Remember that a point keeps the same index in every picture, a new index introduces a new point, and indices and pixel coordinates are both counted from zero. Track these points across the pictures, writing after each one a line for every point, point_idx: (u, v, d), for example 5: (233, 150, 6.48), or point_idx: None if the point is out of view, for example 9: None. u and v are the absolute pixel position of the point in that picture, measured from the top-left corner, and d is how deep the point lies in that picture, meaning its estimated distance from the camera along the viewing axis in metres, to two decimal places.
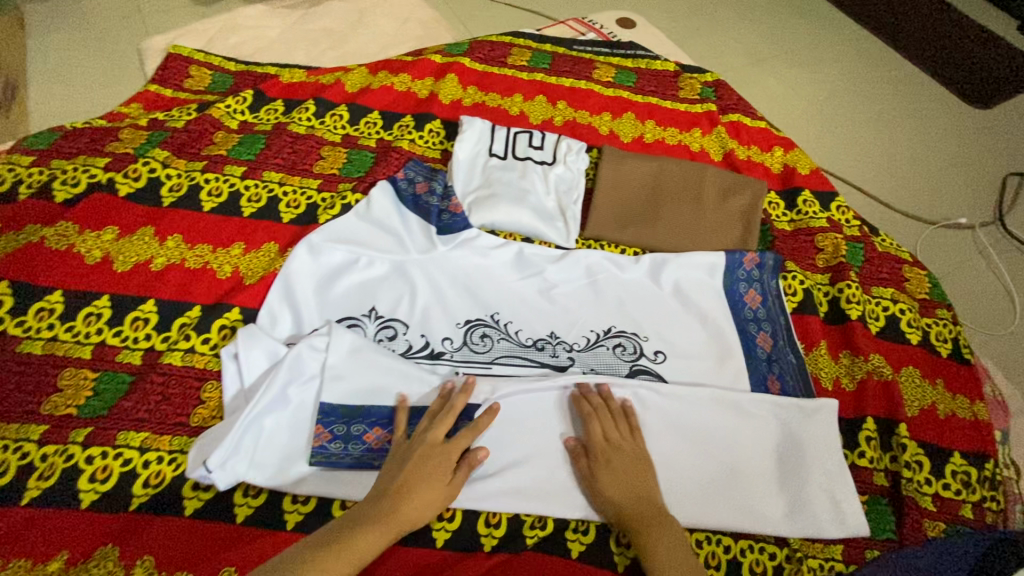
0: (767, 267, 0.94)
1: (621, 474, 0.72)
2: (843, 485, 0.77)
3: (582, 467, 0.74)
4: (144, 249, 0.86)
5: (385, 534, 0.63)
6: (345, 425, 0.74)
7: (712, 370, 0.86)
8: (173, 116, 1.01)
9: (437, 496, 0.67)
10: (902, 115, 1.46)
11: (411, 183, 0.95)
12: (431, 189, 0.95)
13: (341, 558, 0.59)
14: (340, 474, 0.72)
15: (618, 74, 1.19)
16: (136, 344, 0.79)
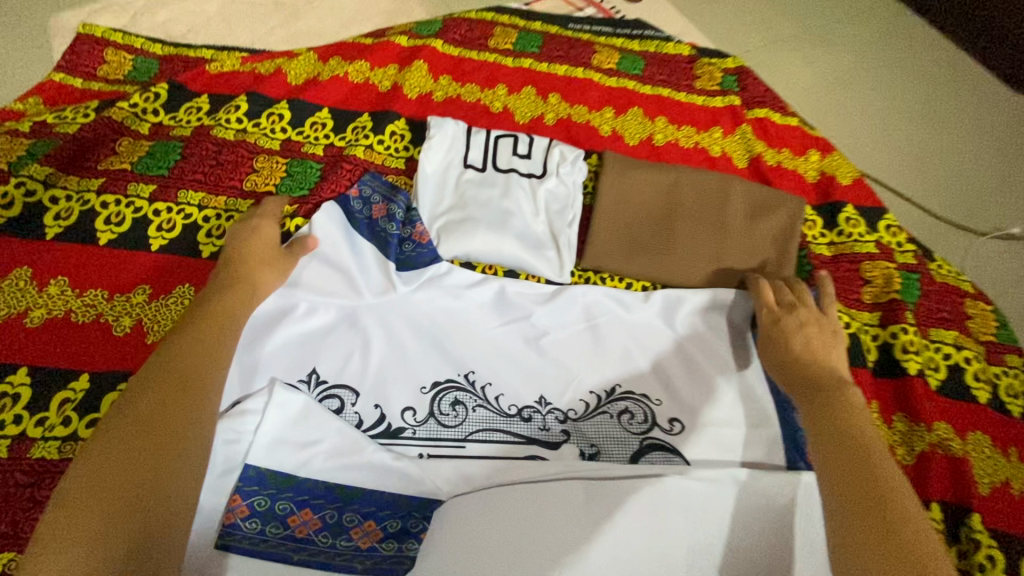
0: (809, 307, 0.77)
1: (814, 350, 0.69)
2: None
3: (771, 321, 0.72)
4: (20, 299, 0.67)
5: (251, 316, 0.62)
6: (268, 501, 0.59)
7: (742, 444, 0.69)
8: (66, 118, 0.80)
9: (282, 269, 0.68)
10: (950, 102, 1.26)
11: (366, 204, 0.76)
12: (390, 211, 0.75)
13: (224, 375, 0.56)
14: None
15: (623, 59, 0.99)
16: (3, 429, 0.61)
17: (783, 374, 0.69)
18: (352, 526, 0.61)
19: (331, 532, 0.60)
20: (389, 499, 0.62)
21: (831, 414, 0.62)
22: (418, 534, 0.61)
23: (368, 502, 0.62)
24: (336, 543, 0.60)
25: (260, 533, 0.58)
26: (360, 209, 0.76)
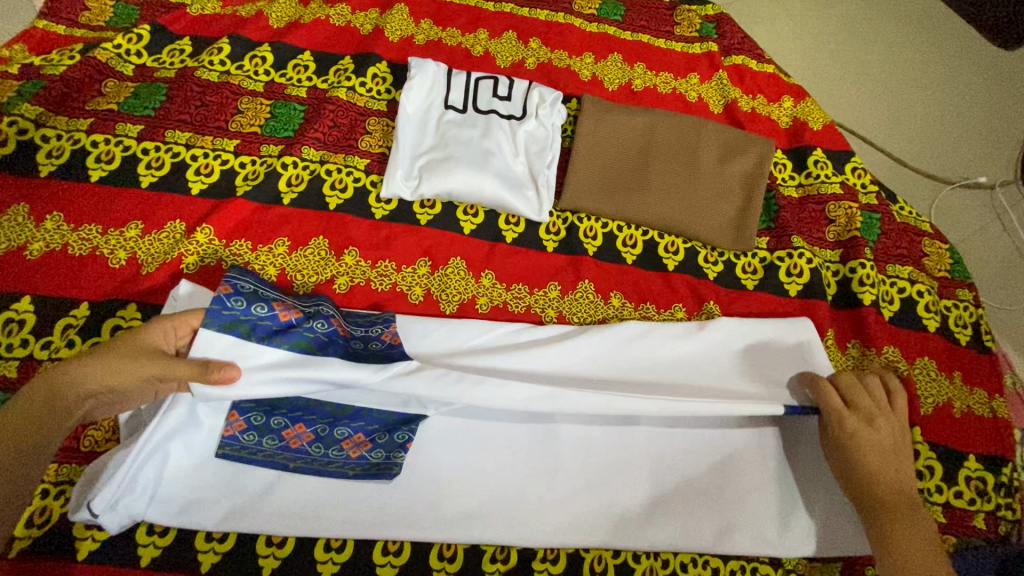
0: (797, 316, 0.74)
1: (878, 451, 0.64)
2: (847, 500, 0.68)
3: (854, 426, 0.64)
4: (19, 233, 0.70)
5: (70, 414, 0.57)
6: (264, 416, 0.63)
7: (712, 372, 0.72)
8: (51, 60, 0.81)
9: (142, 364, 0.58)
10: (927, 53, 1.28)
11: (258, 300, 0.61)
12: (301, 309, 0.64)
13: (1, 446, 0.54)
14: (269, 499, 0.62)
15: (603, 5, 1.00)
16: (11, 351, 0.65)
17: (848, 476, 0.64)
18: (342, 438, 0.64)
19: (323, 444, 0.64)
20: (378, 416, 0.65)
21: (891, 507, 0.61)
22: (404, 444, 0.64)
23: (357, 418, 0.65)
24: (330, 454, 0.64)
25: (256, 443, 0.62)
26: (251, 309, 0.60)
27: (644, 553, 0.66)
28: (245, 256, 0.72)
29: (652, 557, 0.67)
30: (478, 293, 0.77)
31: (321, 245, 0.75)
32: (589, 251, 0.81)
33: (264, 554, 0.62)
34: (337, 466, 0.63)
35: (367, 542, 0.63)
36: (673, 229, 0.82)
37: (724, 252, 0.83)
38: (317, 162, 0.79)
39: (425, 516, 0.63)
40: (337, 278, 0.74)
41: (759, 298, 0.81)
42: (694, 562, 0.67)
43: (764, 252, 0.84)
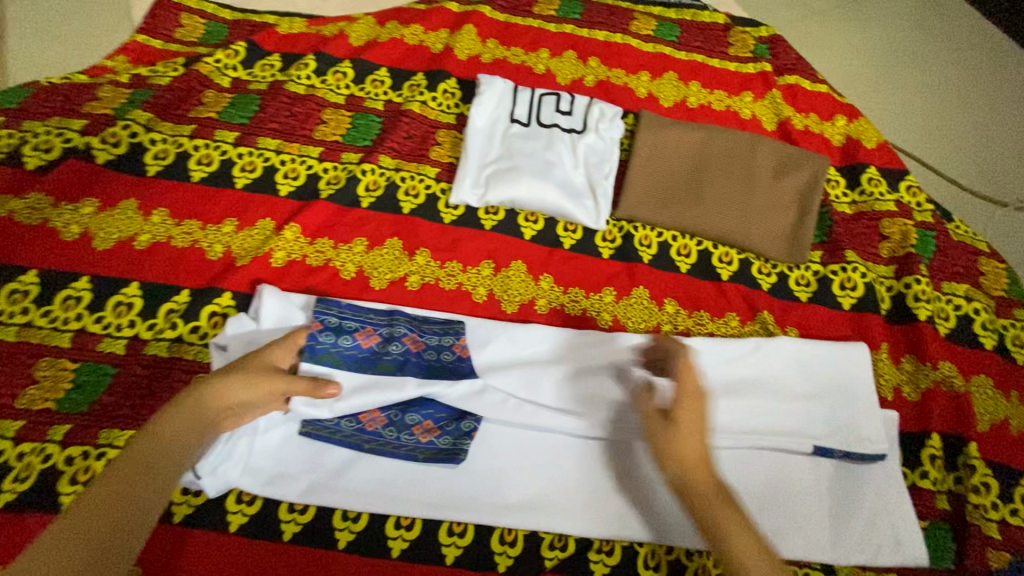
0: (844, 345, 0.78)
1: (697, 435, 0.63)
2: (895, 510, 0.70)
3: None
4: (128, 225, 0.77)
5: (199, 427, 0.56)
6: None
7: (764, 380, 0.74)
8: (158, 71, 0.89)
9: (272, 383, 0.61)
10: (980, 76, 1.28)
11: (343, 332, 0.68)
12: (379, 333, 0.69)
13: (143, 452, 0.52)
14: (348, 475, 0.66)
15: (660, 26, 1.04)
16: (119, 332, 0.71)
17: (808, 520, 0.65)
18: (413, 423, 0.68)
19: (395, 427, 0.68)
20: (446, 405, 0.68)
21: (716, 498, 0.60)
22: (469, 432, 0.68)
23: (428, 404, 0.69)
24: (403, 438, 0.67)
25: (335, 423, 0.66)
26: (338, 340, 0.67)
27: (698, 551, 0.69)
28: (327, 253, 0.78)
29: (705, 556, 0.69)
30: (538, 295, 0.81)
31: (395, 246, 0.81)
32: (644, 258, 0.85)
33: (341, 527, 0.65)
34: (408, 449, 0.67)
35: (434, 523, 0.67)
36: (725, 241, 0.85)
37: (776, 264, 0.86)
38: (393, 170, 0.85)
39: (489, 501, 0.67)
40: (409, 276, 0.79)
41: (813, 311, 0.82)
42: None
43: (818, 265, 0.86)
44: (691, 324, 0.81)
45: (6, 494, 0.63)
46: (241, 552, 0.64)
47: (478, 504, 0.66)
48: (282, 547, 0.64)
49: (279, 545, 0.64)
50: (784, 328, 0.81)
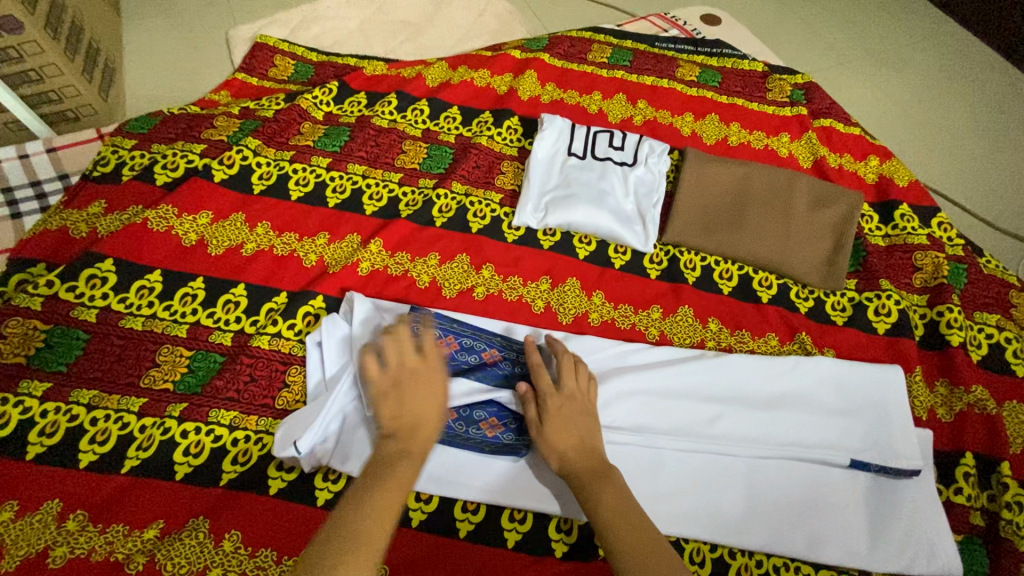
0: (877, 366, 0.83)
1: (569, 436, 0.67)
2: (931, 523, 0.73)
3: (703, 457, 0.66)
4: (237, 234, 0.88)
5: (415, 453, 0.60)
6: None
7: (801, 396, 0.80)
8: (263, 105, 1.03)
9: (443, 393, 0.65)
10: (1007, 124, 1.35)
11: None
12: (459, 341, 0.78)
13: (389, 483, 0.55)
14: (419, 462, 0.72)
15: (702, 73, 1.15)
16: (227, 326, 0.82)
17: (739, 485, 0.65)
18: (481, 419, 0.73)
19: (464, 422, 0.73)
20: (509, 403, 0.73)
21: (588, 483, 0.63)
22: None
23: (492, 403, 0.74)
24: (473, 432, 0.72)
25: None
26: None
27: (740, 550, 0.73)
28: (405, 265, 0.88)
29: (746, 555, 0.74)
30: (591, 308, 0.89)
31: (464, 261, 0.90)
32: (689, 279, 0.93)
33: (414, 507, 0.73)
34: (476, 442, 0.72)
35: (496, 510, 0.73)
36: (764, 266, 0.92)
37: (814, 290, 0.92)
38: (463, 195, 0.96)
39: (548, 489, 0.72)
40: (476, 288, 0.88)
41: (849, 334, 0.88)
42: (787, 565, 0.73)
43: (853, 293, 0.92)
44: (733, 341, 0.87)
45: (131, 460, 0.72)
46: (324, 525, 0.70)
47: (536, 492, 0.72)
48: None
49: None
50: (822, 348, 0.87)
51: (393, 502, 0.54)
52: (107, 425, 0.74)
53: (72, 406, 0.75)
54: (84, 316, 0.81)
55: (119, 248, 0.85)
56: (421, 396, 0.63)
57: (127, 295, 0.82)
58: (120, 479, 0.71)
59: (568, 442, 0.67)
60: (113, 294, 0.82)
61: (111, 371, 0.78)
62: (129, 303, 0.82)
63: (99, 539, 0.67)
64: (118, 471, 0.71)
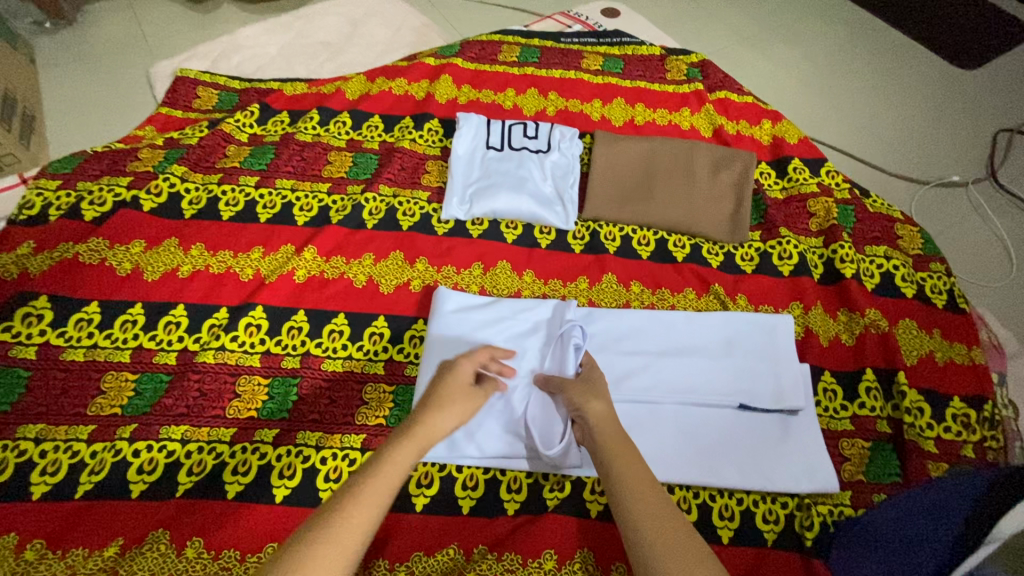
0: (784, 324, 0.88)
1: (597, 399, 0.70)
2: (818, 443, 0.81)
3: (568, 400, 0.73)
4: (171, 259, 0.91)
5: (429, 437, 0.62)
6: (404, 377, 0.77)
7: (720, 347, 0.86)
8: (187, 135, 1.06)
9: (470, 408, 0.69)
10: (888, 80, 1.49)
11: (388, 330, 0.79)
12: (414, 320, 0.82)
13: (409, 449, 0.60)
14: None
15: (606, 62, 1.23)
16: (170, 345, 0.84)
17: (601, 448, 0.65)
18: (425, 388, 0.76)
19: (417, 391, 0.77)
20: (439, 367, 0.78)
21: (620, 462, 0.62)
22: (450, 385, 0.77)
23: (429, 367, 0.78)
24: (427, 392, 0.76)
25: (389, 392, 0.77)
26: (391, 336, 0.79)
27: (677, 485, 0.79)
28: (340, 268, 0.92)
29: (685, 489, 0.79)
30: (523, 287, 0.95)
31: (398, 257, 0.95)
32: (610, 250, 0.99)
33: None
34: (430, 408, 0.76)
35: (448, 480, 0.78)
36: (676, 229, 1.00)
37: (723, 245, 1.00)
38: (391, 197, 1.01)
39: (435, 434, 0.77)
40: (412, 281, 0.93)
41: (758, 281, 0.96)
42: (721, 493, 0.79)
43: (758, 243, 1.00)
44: (655, 300, 0.94)
45: (85, 484, 0.74)
46: (281, 526, 0.72)
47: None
48: None
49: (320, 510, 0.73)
50: (735, 296, 0.95)
51: (395, 471, 0.57)
52: (57, 455, 0.75)
53: (20, 442, 0.76)
54: (23, 353, 0.82)
55: (55, 285, 0.87)
56: (440, 408, 0.66)
57: (66, 329, 0.84)
58: (75, 504, 0.73)
59: (597, 403, 0.69)
60: (51, 330, 0.84)
61: (57, 403, 0.79)
62: (68, 336, 0.84)
63: (59, 564, 0.68)
64: (72, 497, 0.73)
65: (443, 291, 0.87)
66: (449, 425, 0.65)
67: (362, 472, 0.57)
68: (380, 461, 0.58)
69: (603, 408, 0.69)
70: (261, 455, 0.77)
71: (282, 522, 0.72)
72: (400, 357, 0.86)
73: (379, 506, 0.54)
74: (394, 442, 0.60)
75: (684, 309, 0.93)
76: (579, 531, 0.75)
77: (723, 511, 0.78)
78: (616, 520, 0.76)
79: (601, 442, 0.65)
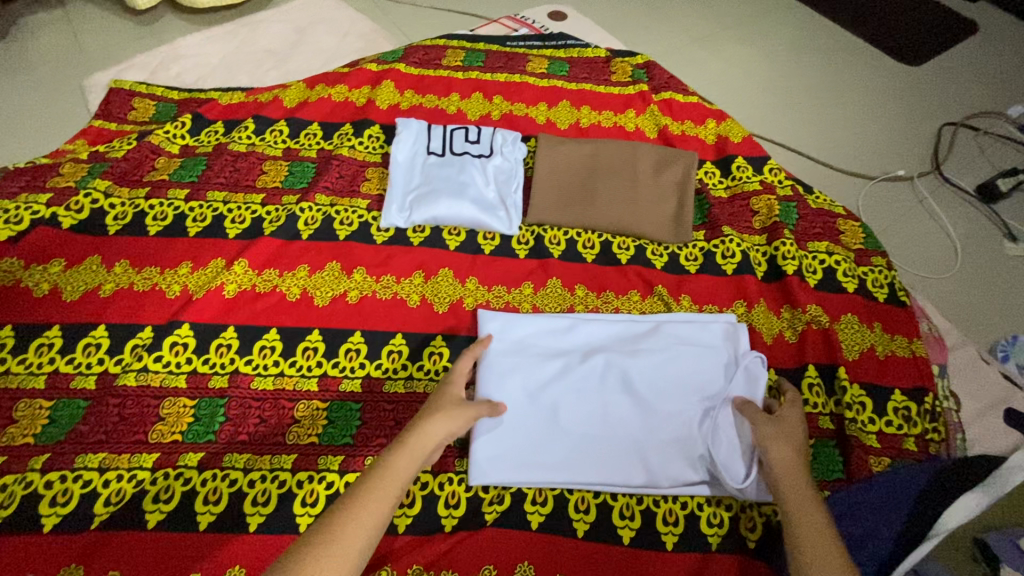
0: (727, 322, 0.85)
1: (791, 441, 0.71)
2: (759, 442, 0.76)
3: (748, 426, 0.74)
4: (93, 277, 0.87)
5: (422, 445, 0.66)
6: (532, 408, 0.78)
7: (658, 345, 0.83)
8: (114, 148, 1.02)
9: (463, 416, 0.70)
10: (835, 78, 1.51)
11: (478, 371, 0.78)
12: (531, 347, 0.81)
13: (404, 458, 0.64)
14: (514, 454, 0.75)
15: (551, 65, 1.23)
16: (89, 369, 0.80)
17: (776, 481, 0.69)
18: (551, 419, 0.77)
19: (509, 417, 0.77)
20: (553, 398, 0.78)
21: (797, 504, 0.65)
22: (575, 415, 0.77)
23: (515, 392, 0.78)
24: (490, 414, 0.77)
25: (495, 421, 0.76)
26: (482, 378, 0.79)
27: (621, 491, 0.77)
28: (273, 281, 0.89)
29: (628, 495, 0.77)
30: (465, 294, 0.92)
31: (334, 268, 0.92)
32: (554, 254, 0.98)
33: (299, 512, 0.72)
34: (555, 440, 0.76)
35: None
36: (621, 231, 0.99)
37: (668, 246, 1.00)
38: (328, 206, 0.98)
39: (516, 454, 0.75)
40: (349, 292, 0.90)
41: (701, 281, 0.96)
42: (665, 498, 0.77)
43: (703, 242, 1.00)
44: (599, 303, 0.93)
45: None
46: (204, 556, 0.69)
47: (477, 460, 0.75)
48: (249, 538, 0.70)
49: (246, 536, 0.70)
50: (678, 296, 0.94)
51: (394, 482, 0.62)
52: None
53: None
54: None
55: None
56: (428, 417, 0.68)
57: None
58: None
59: (790, 446, 0.71)
60: None
61: None
62: None
63: None
64: None
65: (486, 314, 0.85)
66: (443, 433, 0.68)
67: (365, 483, 0.62)
68: (380, 472, 0.63)
69: (790, 456, 0.70)
70: (185, 480, 0.73)
71: (206, 550, 0.69)
72: (335, 372, 0.83)
73: (381, 514, 0.60)
74: (392, 453, 0.65)
75: (628, 311, 0.92)
76: (518, 545, 0.73)
77: (667, 516, 0.76)
78: (557, 531, 0.74)
79: (783, 488, 0.67)
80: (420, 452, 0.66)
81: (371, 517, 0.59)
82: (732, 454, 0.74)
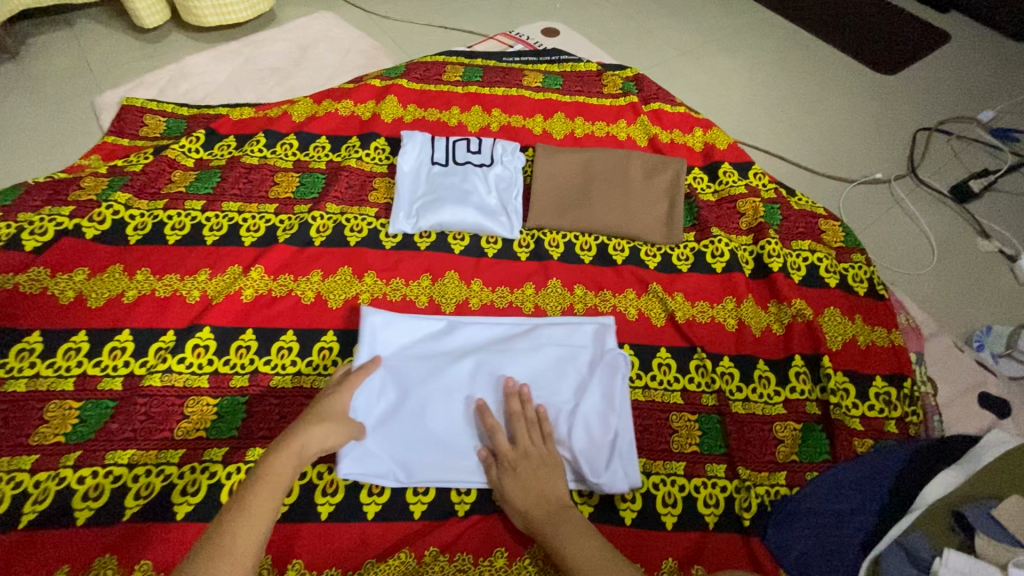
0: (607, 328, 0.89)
1: (536, 497, 0.71)
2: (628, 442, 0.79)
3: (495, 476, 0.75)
4: (117, 285, 0.91)
5: (307, 446, 0.66)
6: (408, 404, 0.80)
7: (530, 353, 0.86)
8: (132, 162, 1.07)
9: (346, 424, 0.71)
10: (814, 87, 1.60)
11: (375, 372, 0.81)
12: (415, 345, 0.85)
13: (283, 461, 0.64)
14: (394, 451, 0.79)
15: (546, 79, 1.29)
16: (115, 371, 0.84)
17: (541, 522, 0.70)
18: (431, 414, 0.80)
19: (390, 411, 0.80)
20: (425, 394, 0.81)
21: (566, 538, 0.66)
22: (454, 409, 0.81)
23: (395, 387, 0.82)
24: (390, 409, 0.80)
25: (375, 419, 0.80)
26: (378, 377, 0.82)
27: None
28: (288, 286, 0.94)
29: None
30: (470, 295, 0.98)
31: (346, 273, 0.97)
32: (554, 256, 1.04)
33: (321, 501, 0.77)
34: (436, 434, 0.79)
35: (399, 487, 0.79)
36: (616, 234, 1.05)
37: (660, 247, 1.05)
38: (339, 214, 1.03)
39: (397, 452, 0.79)
40: (360, 295, 0.95)
41: (693, 279, 1.02)
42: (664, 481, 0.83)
43: (693, 243, 1.06)
44: (597, 301, 0.99)
45: (28, 515, 0.73)
46: None
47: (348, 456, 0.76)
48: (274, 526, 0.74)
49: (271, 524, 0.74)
50: (672, 293, 1.00)
51: (273, 489, 0.62)
52: None
53: None
54: None
55: None
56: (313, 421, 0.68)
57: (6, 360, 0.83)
58: (17, 535, 0.71)
59: (537, 502, 0.71)
60: None
61: None
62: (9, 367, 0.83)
63: None
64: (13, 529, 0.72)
65: (369, 310, 0.85)
66: (326, 437, 0.68)
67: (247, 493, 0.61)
68: (262, 481, 0.62)
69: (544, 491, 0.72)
70: (210, 474, 0.77)
71: None
72: None
73: (265, 522, 0.60)
74: (273, 456, 0.64)
75: (625, 308, 0.98)
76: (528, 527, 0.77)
77: (666, 498, 0.81)
78: None
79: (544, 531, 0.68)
80: (307, 454, 0.66)
81: (260, 524, 0.59)
82: (592, 450, 0.78)
